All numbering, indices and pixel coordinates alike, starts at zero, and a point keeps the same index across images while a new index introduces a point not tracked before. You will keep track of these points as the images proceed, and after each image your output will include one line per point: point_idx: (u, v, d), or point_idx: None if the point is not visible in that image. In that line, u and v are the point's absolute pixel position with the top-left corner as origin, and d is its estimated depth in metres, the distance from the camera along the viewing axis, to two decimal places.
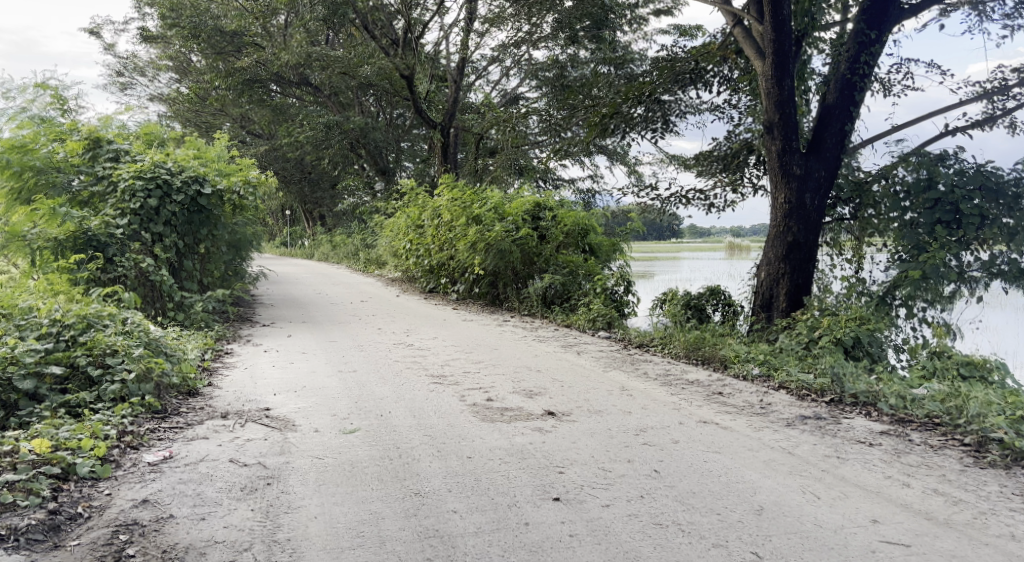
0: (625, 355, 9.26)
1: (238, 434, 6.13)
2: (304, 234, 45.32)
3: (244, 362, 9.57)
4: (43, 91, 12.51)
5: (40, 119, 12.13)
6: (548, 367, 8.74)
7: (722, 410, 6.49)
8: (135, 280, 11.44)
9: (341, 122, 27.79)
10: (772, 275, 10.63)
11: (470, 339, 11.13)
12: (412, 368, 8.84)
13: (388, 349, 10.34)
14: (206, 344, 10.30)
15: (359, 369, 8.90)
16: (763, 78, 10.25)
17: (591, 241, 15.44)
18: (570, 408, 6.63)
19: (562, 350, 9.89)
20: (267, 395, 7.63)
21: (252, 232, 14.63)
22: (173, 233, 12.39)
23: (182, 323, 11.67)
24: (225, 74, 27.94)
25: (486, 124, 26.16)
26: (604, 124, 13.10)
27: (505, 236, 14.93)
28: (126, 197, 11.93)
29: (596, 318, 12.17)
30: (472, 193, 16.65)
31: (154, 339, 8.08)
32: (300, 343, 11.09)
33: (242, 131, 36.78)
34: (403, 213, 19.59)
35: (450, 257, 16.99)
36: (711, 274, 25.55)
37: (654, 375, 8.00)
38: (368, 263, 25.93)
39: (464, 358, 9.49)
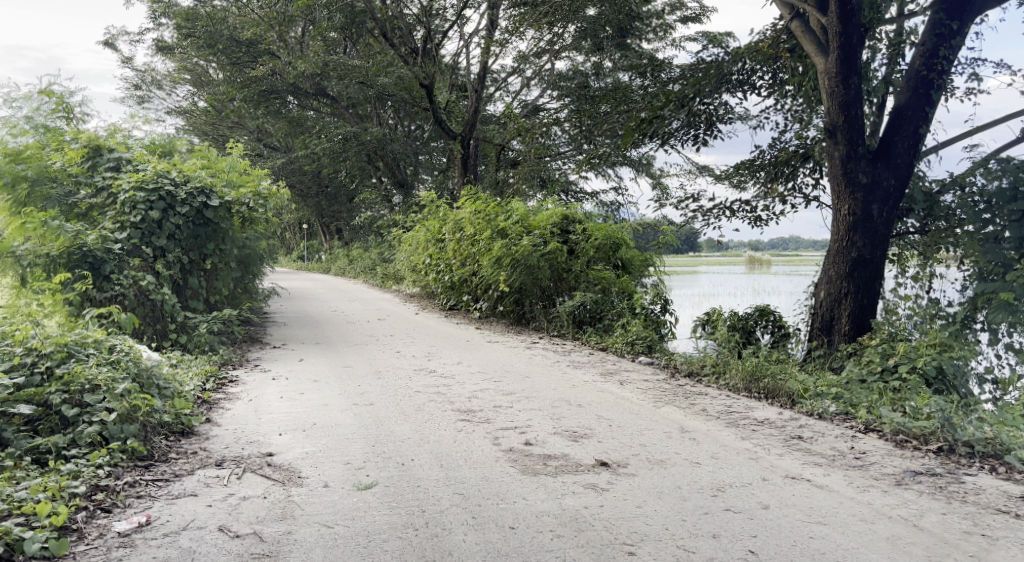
0: (675, 387, 8.22)
1: (232, 490, 5.17)
2: (321, 247, 44.52)
3: (249, 392, 8.60)
4: (41, 96, 11.64)
5: (40, 128, 11.36)
6: (590, 400, 7.72)
7: (810, 459, 5.48)
8: (134, 299, 10.53)
9: (358, 134, 26.96)
10: (833, 295, 9.56)
11: (499, 364, 10.15)
12: (436, 402, 7.85)
13: (407, 377, 9.34)
14: (208, 371, 9.35)
15: (377, 402, 7.91)
16: (826, 76, 9.25)
17: (622, 255, 14.51)
18: (626, 457, 5.62)
19: (602, 380, 8.88)
20: (271, 436, 6.66)
21: (262, 248, 13.69)
22: (176, 248, 11.46)
23: (185, 348, 10.74)
24: (241, 86, 27.16)
25: (508, 134, 25.24)
26: (644, 127, 11.87)
27: (534, 251, 13.90)
28: (126, 209, 11.05)
29: (635, 341, 11.12)
30: (496, 204, 15.67)
31: (145, 370, 7.12)
32: (310, 368, 10.09)
33: (259, 144, 36.02)
34: (422, 227, 18.65)
35: (472, 272, 16.02)
36: (739, 289, 24.54)
37: (716, 412, 6.98)
38: (385, 278, 25.01)
39: (493, 389, 8.47)
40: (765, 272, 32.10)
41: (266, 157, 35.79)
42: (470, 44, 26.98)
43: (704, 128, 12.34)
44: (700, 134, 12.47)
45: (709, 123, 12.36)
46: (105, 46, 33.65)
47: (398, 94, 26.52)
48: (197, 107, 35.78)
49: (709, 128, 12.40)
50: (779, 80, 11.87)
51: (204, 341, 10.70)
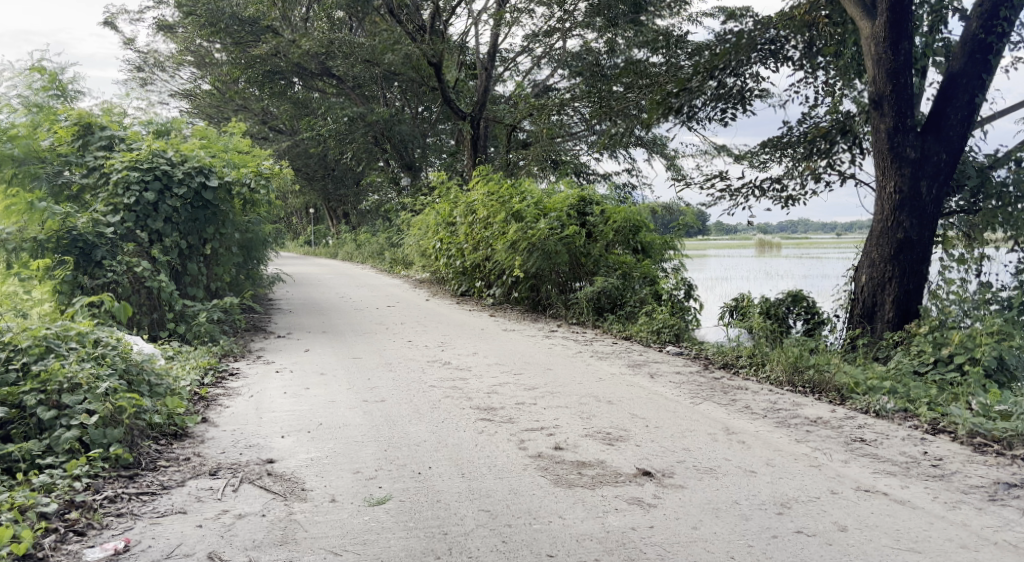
0: (710, 382, 7.58)
1: (226, 505, 4.58)
2: (328, 232, 43.87)
3: (250, 387, 8.00)
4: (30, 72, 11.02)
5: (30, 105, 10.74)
6: (620, 396, 7.09)
7: (880, 465, 4.85)
8: (128, 286, 9.93)
9: (364, 115, 26.47)
10: (876, 279, 8.88)
11: (517, 355, 9.53)
12: (453, 399, 7.24)
13: (420, 369, 8.73)
14: (207, 364, 8.74)
15: (389, 399, 7.30)
16: (873, 42, 8.59)
17: (642, 239, 13.82)
18: (670, 464, 5.00)
19: (631, 373, 8.25)
20: (273, 439, 6.05)
21: (267, 232, 13.06)
22: (174, 232, 10.84)
23: (183, 339, 10.14)
24: (246, 67, 26.43)
25: (519, 115, 24.51)
26: (670, 102, 11.20)
27: (552, 235, 13.25)
28: (119, 190, 10.41)
29: (661, 330, 10.47)
30: (509, 185, 14.99)
31: (135, 366, 6.50)
32: (316, 360, 9.48)
33: (264, 127, 35.28)
34: (432, 210, 17.99)
35: (485, 257, 15.39)
36: (755, 273, 23.88)
37: (761, 410, 6.34)
38: (393, 264, 24.40)
39: (513, 383, 7.85)
40: (777, 255, 31.46)
41: (271, 141, 35.10)
42: (479, 22, 26.22)
43: (734, 101, 11.65)
44: (730, 107, 11.77)
45: (740, 97, 11.66)
46: (106, 26, 32.90)
47: (405, 73, 25.77)
48: (201, 89, 35.05)
49: (739, 101, 11.72)
50: (813, 52, 11.08)
51: (205, 331, 10.11)
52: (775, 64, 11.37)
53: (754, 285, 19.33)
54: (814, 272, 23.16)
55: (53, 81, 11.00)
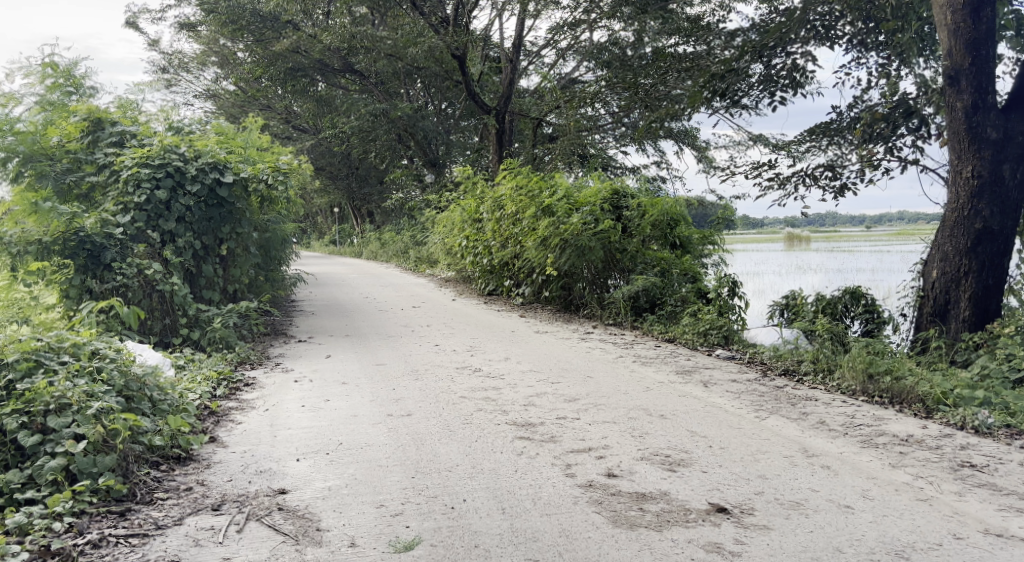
0: (773, 392, 6.83)
1: (229, 553, 3.93)
2: (353, 230, 43.36)
3: (266, 399, 7.32)
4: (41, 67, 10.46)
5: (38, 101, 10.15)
6: (674, 410, 6.35)
7: (1002, 498, 4.09)
8: (139, 290, 9.30)
9: (388, 111, 25.78)
10: (950, 274, 8.10)
11: (553, 361, 8.80)
12: (487, 413, 6.52)
13: (449, 378, 8.02)
14: (220, 374, 8.06)
15: (416, 414, 6.59)
16: (950, 8, 7.89)
17: (680, 233, 13.05)
18: (747, 496, 4.25)
19: (681, 381, 7.49)
20: (287, 463, 5.36)
21: (286, 232, 12.42)
22: (187, 232, 10.14)
23: (198, 346, 9.47)
24: (267, 64, 25.84)
25: (545, 108, 23.77)
26: (714, 83, 10.44)
27: (586, 230, 12.49)
28: (129, 188, 9.74)
29: (708, 331, 9.73)
30: (539, 179, 14.23)
31: (135, 381, 5.83)
32: (338, 367, 8.80)
33: (287, 127, 34.77)
34: (457, 207, 17.31)
35: (514, 255, 14.68)
36: (791, 268, 23.02)
37: (838, 427, 5.57)
38: (418, 262, 23.75)
39: (550, 394, 7.13)
40: (807, 248, 30.59)
41: (295, 140, 34.59)
42: (503, 13, 25.47)
43: (786, 83, 10.82)
44: (781, 89, 10.98)
45: (790, 78, 10.83)
46: (128, 26, 32.47)
47: (429, 67, 25.06)
48: (224, 89, 34.54)
49: (790, 83, 10.89)
50: (870, 28, 10.47)
51: (221, 337, 9.40)
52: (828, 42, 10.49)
53: (791, 281, 18.52)
54: (851, 266, 22.28)
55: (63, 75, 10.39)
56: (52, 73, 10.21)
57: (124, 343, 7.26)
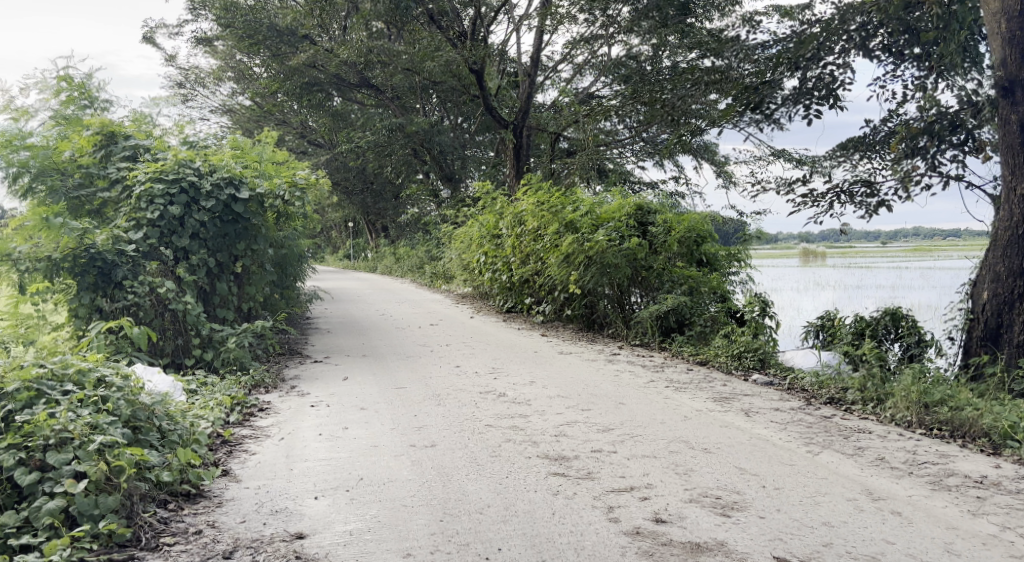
0: (821, 424, 6.43)
1: None
2: (368, 245, 43.06)
3: (282, 426, 6.93)
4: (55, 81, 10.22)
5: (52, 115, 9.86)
6: (717, 443, 5.96)
7: None
8: (150, 310, 8.93)
9: (404, 125, 25.49)
10: (1003, 296, 7.71)
11: (582, 385, 8.42)
12: (518, 444, 6.13)
13: (474, 403, 7.62)
14: (233, 399, 7.67)
15: (442, 444, 6.19)
16: (1005, 17, 7.75)
17: (705, 251, 12.57)
18: (814, 551, 3.93)
19: (720, 410, 7.10)
20: (304, 502, 4.97)
21: (303, 248, 12.11)
22: (201, 249, 9.73)
23: (210, 367, 9.08)
24: (284, 79, 25.60)
25: (564, 123, 23.45)
26: (750, 95, 10.05)
27: (611, 247, 12.06)
28: (142, 204, 9.37)
29: (743, 354, 9.35)
30: (561, 194, 13.82)
31: (143, 411, 5.44)
32: (356, 390, 8.40)
33: (303, 142, 34.54)
34: (475, 222, 16.95)
35: (535, 271, 14.27)
36: (812, 284, 22.52)
37: (900, 463, 5.18)
38: (434, 277, 23.41)
39: (580, 422, 6.73)
40: (824, 264, 30.11)
41: (311, 155, 34.36)
42: (520, 28, 25.24)
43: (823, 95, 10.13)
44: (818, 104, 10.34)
45: (828, 91, 10.14)
46: (145, 42, 32.40)
47: (446, 81, 24.81)
48: (240, 104, 34.34)
49: (828, 95, 10.20)
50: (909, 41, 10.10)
51: (235, 358, 8.96)
52: (867, 57, 9.96)
53: (813, 299, 18.09)
54: (873, 282, 21.81)
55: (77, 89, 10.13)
56: (66, 86, 9.91)
57: (132, 367, 6.94)
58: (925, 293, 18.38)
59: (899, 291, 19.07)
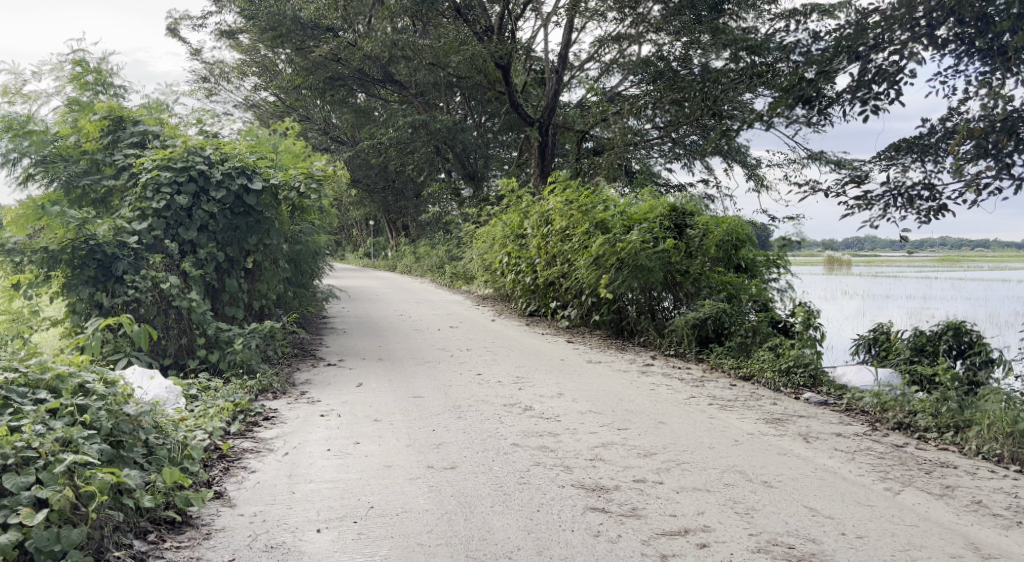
0: (895, 454, 5.75)
1: None
2: (387, 244, 42.40)
3: (287, 439, 6.24)
4: (69, 65, 9.58)
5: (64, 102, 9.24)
6: (780, 476, 5.25)
7: None
8: (152, 306, 8.21)
9: (428, 122, 24.81)
10: None
11: (618, 398, 7.74)
12: (552, 469, 5.42)
13: (498, 417, 6.92)
14: (236, 406, 7.00)
15: (465, 467, 5.47)
16: None
17: (743, 256, 11.78)
18: None
19: (775, 434, 6.40)
20: (304, 536, 4.29)
21: (319, 244, 11.46)
22: (210, 242, 8.97)
23: (215, 370, 8.37)
24: (307, 73, 24.96)
25: (592, 121, 22.71)
26: (799, 90, 8.99)
27: (646, 250, 11.26)
28: (147, 193, 8.62)
29: (792, 369, 8.64)
30: (590, 193, 13.05)
31: (126, 423, 4.76)
32: (370, 399, 7.69)
33: (326, 139, 33.96)
34: (499, 221, 16.24)
35: (561, 274, 13.51)
36: (842, 292, 21.75)
37: (1002, 510, 4.53)
38: (454, 278, 22.70)
39: (619, 444, 6.02)
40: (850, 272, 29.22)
41: (332, 151, 33.76)
42: (548, 24, 24.57)
43: (885, 85, 8.67)
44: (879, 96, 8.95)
45: (890, 81, 8.70)
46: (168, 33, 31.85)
47: (471, 78, 24.13)
48: (262, 99, 33.76)
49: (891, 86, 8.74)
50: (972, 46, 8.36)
51: (242, 361, 8.22)
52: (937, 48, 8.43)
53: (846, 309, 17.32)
54: (903, 292, 21.04)
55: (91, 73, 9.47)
56: (80, 70, 9.28)
57: (118, 371, 6.35)
58: (962, 306, 17.60)
59: (933, 302, 18.27)
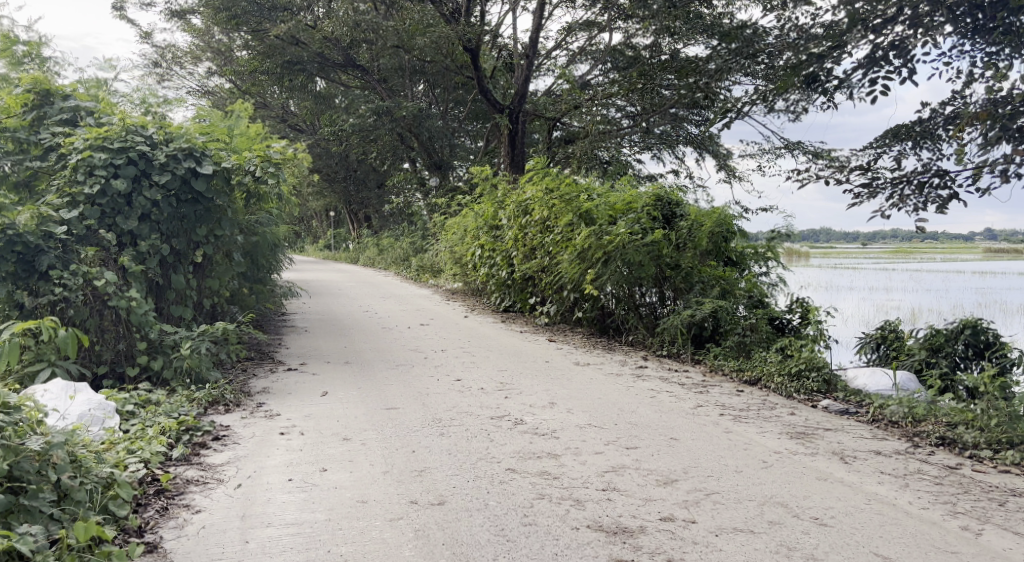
0: (956, 478, 5.00)
1: None
2: (349, 236, 41.14)
3: (240, 465, 5.27)
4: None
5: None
6: (833, 511, 4.44)
7: None
8: (84, 307, 7.13)
9: (392, 109, 23.66)
10: None
11: (618, 408, 6.89)
12: (561, 504, 4.53)
13: (488, 434, 6.03)
14: (180, 424, 5.94)
15: (456, 503, 4.55)
16: None
17: (733, 248, 10.92)
18: None
19: (807, 453, 5.60)
20: None
21: (277, 236, 10.39)
22: (152, 233, 7.89)
23: (158, 379, 7.31)
24: (263, 57, 23.64)
25: (564, 108, 21.78)
26: (803, 67, 7.08)
27: (634, 242, 10.41)
28: (78, 176, 7.52)
29: (803, 373, 7.86)
30: (571, 181, 12.12)
31: (32, 465, 3.87)
32: (337, 412, 6.73)
33: (284, 126, 32.56)
34: (470, 211, 15.29)
35: (540, 268, 12.61)
36: (815, 283, 21.15)
37: None
38: (420, 271, 21.67)
39: (632, 468, 5.16)
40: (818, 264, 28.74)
41: (291, 140, 32.41)
42: (517, 7, 23.60)
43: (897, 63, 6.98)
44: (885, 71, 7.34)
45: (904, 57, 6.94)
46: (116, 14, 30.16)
47: (438, 62, 23.04)
48: (217, 86, 32.24)
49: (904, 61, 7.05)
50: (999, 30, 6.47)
51: (188, 368, 7.16)
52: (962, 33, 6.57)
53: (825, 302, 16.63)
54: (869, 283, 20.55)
55: (19, 44, 8.38)
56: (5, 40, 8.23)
57: (29, 390, 5.34)
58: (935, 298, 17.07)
59: (906, 294, 17.74)
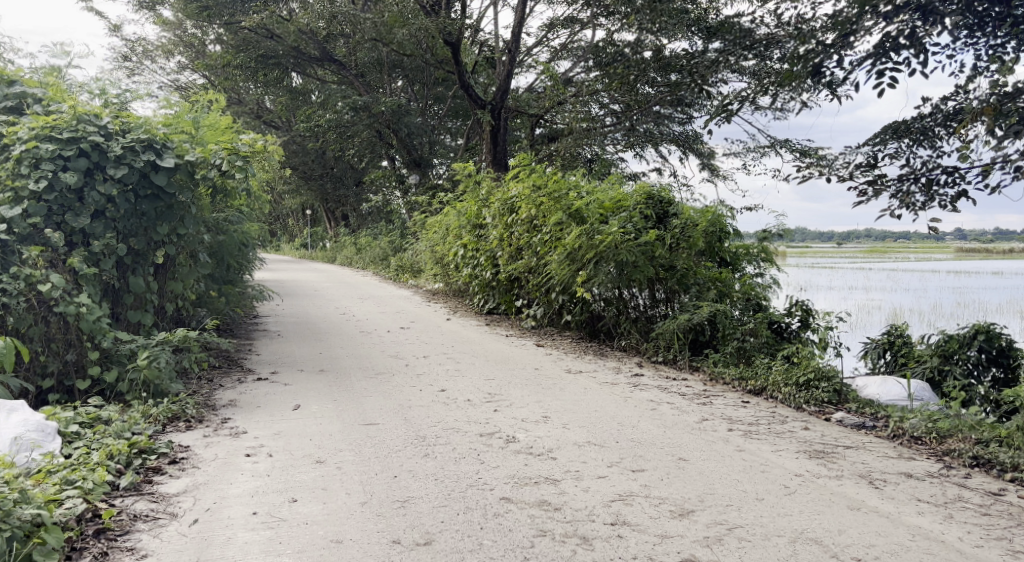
0: (1004, 507, 4.50)
1: None
2: (326, 235, 40.31)
3: (196, 493, 4.68)
4: None
5: None
6: (874, 551, 3.93)
7: None
8: (27, 312, 6.46)
9: (370, 104, 23.00)
10: None
11: (617, 422, 6.33)
12: (565, 544, 3.98)
13: (478, 454, 5.45)
14: (131, 444, 5.30)
15: (444, 543, 3.99)
16: None
17: (728, 248, 10.31)
18: None
19: (832, 475, 5.08)
20: None
21: (247, 235, 9.73)
22: (107, 232, 7.23)
23: (112, 392, 6.69)
24: (237, 50, 22.88)
25: (547, 104, 21.25)
26: (810, 57, 6.60)
27: (626, 242, 9.83)
28: (21, 169, 6.84)
29: (812, 383, 7.33)
30: (559, 177, 11.53)
31: None
32: (310, 429, 6.12)
33: (258, 123, 31.74)
34: (452, 210, 14.68)
35: (527, 270, 12.03)
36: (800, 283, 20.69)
37: None
38: (399, 271, 21.05)
39: (642, 497, 4.60)
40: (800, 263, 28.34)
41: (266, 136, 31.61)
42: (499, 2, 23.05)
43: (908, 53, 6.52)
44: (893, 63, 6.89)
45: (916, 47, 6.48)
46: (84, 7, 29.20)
47: (417, 56, 22.43)
48: (189, 80, 31.38)
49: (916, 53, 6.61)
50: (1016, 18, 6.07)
51: (145, 380, 6.53)
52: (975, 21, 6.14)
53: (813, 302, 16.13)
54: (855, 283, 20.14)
55: None
56: None
57: None
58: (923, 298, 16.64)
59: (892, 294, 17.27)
